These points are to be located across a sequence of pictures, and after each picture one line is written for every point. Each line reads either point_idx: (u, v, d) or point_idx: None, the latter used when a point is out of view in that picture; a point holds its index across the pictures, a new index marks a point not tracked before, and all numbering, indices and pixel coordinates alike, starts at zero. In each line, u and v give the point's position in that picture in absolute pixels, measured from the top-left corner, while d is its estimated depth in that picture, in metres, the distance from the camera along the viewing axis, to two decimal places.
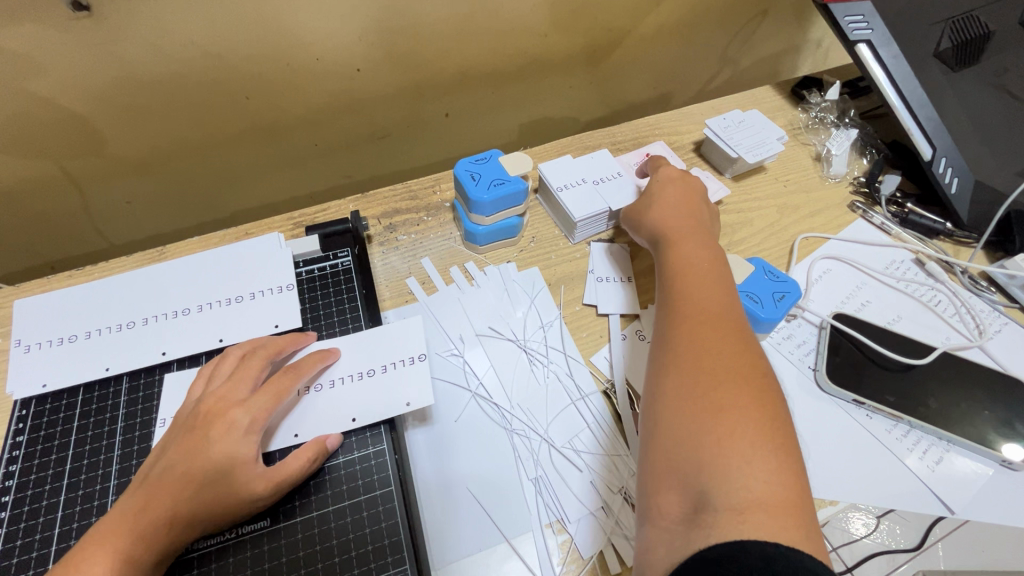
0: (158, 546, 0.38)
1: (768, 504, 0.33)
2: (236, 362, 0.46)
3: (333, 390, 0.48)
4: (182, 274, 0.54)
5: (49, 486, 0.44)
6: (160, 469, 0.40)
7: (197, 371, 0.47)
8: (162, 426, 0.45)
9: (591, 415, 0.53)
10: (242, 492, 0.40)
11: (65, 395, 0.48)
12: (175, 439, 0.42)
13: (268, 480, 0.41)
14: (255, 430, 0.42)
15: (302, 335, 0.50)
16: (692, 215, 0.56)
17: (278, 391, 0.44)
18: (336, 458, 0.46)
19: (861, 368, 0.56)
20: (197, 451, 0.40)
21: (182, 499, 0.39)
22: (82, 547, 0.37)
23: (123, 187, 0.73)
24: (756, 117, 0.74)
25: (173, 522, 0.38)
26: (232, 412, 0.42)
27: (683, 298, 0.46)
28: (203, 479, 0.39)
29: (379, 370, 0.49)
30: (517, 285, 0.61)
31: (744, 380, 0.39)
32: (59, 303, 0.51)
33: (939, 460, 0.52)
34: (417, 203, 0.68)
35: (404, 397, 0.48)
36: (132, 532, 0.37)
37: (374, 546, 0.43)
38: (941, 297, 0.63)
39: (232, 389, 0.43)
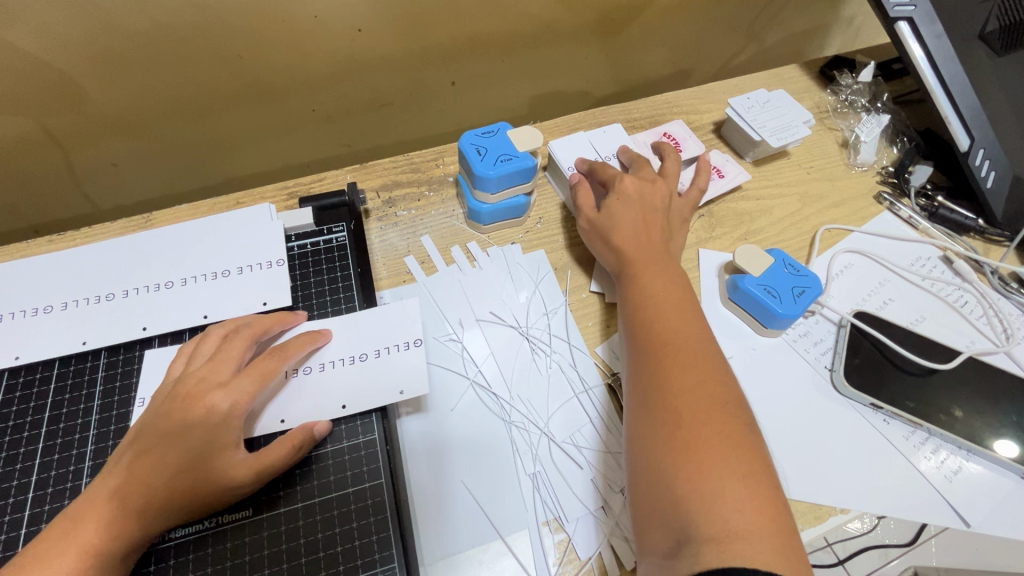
0: (128, 538, 0.36)
1: (747, 534, 0.34)
2: (218, 343, 0.43)
3: (323, 373, 0.45)
4: (167, 244, 0.51)
5: (20, 465, 0.41)
6: (132, 454, 0.38)
7: (178, 348, 0.45)
8: (141, 405, 0.43)
9: (594, 409, 0.50)
10: (221, 478, 0.38)
11: (40, 368, 0.45)
12: (149, 422, 0.39)
13: (250, 466, 0.39)
14: (238, 414, 0.39)
15: (291, 315, 0.47)
16: (652, 233, 0.53)
17: (262, 374, 0.41)
18: (323, 447, 0.44)
19: (881, 371, 0.53)
20: (175, 435, 0.38)
21: (156, 486, 0.37)
22: (47, 533, 0.36)
23: (109, 149, 0.68)
24: (782, 97, 0.70)
25: (144, 513, 0.36)
26: (211, 395, 0.39)
27: (645, 329, 0.46)
28: (181, 465, 0.37)
29: (372, 355, 0.46)
30: (521, 268, 0.59)
31: (712, 413, 0.39)
32: (36, 272, 0.48)
33: (957, 470, 0.49)
34: (419, 176, 0.65)
35: (397, 384, 0.45)
36: (100, 523, 0.35)
37: (361, 542, 0.41)
38: (968, 298, 0.60)
39: (214, 371, 0.41)
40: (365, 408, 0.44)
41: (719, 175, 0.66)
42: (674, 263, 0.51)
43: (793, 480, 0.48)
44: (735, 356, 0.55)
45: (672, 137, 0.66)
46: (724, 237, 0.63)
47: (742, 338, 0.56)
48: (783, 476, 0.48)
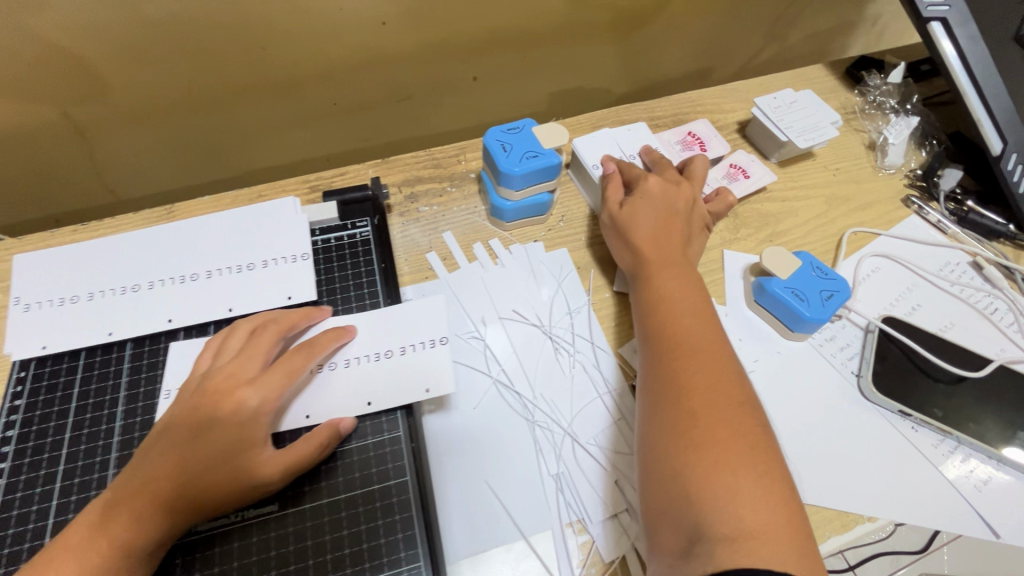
0: (158, 531, 0.36)
1: (760, 533, 0.33)
2: (245, 338, 0.43)
3: (348, 370, 0.45)
4: (192, 235, 0.50)
5: (47, 455, 0.41)
6: (160, 447, 0.38)
7: (203, 342, 0.45)
8: (167, 397, 0.43)
9: (618, 412, 0.50)
10: (251, 474, 0.38)
11: (66, 357, 0.45)
12: (177, 416, 0.39)
13: (277, 463, 0.39)
14: (267, 411, 0.39)
15: (317, 310, 0.46)
16: (671, 231, 0.52)
17: (290, 370, 0.41)
18: (349, 443, 0.43)
19: (910, 378, 0.52)
20: (205, 429, 0.38)
21: (186, 482, 0.37)
22: (81, 523, 0.36)
23: (130, 138, 0.66)
24: (809, 98, 0.69)
25: (174, 509, 0.36)
26: (240, 390, 0.39)
27: (660, 326, 0.45)
28: (209, 462, 0.37)
29: (397, 352, 0.46)
30: (544, 267, 0.58)
31: (726, 411, 0.39)
32: (62, 262, 0.48)
33: (987, 480, 0.49)
34: (440, 171, 0.65)
35: (423, 382, 0.45)
36: (131, 516, 0.36)
37: (387, 539, 0.40)
38: (999, 304, 0.59)
39: (242, 366, 0.40)
40: (388, 406, 0.44)
41: (745, 176, 0.65)
42: (690, 263, 0.51)
43: (821, 487, 0.48)
44: (760, 359, 0.54)
45: (697, 136, 0.66)
46: (748, 239, 0.63)
47: (768, 342, 0.55)
48: (810, 483, 0.48)
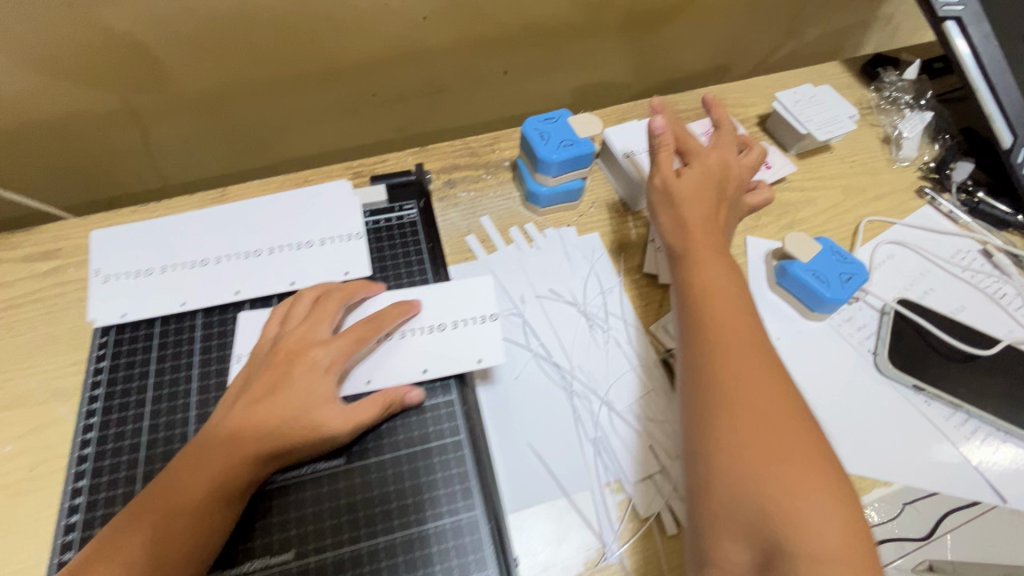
0: (243, 475, 0.39)
1: (836, 552, 0.35)
2: (310, 304, 0.47)
3: (404, 340, 0.48)
4: (254, 214, 0.54)
5: (133, 412, 0.45)
6: (241, 403, 0.41)
7: (268, 312, 0.48)
8: (239, 361, 0.46)
9: (652, 383, 0.53)
10: (322, 427, 0.41)
11: (143, 325, 0.49)
12: (253, 376, 0.43)
13: (345, 418, 0.42)
14: (334, 371, 0.43)
15: (372, 284, 0.50)
16: (719, 224, 0.53)
17: (357, 337, 0.45)
18: (408, 406, 0.47)
19: (922, 356, 0.55)
20: (281, 386, 0.42)
21: (267, 434, 0.40)
22: (173, 468, 0.39)
23: (183, 125, 0.70)
24: (828, 93, 0.72)
25: (257, 458, 0.40)
26: (312, 351, 0.43)
27: (711, 331, 0.45)
28: (286, 416, 0.41)
29: (449, 325, 0.49)
30: (577, 251, 0.61)
31: (789, 427, 0.40)
32: (135, 236, 0.51)
33: (996, 450, 0.52)
34: (476, 160, 0.68)
35: (475, 353, 0.48)
36: (219, 462, 0.39)
37: (445, 491, 0.44)
38: (1007, 290, 0.62)
39: (310, 331, 0.45)
40: (441, 372, 0.47)
41: (767, 166, 0.69)
42: (732, 262, 0.51)
43: (840, 454, 0.51)
44: (782, 337, 0.57)
45: None
46: (769, 226, 0.66)
47: (789, 322, 0.59)
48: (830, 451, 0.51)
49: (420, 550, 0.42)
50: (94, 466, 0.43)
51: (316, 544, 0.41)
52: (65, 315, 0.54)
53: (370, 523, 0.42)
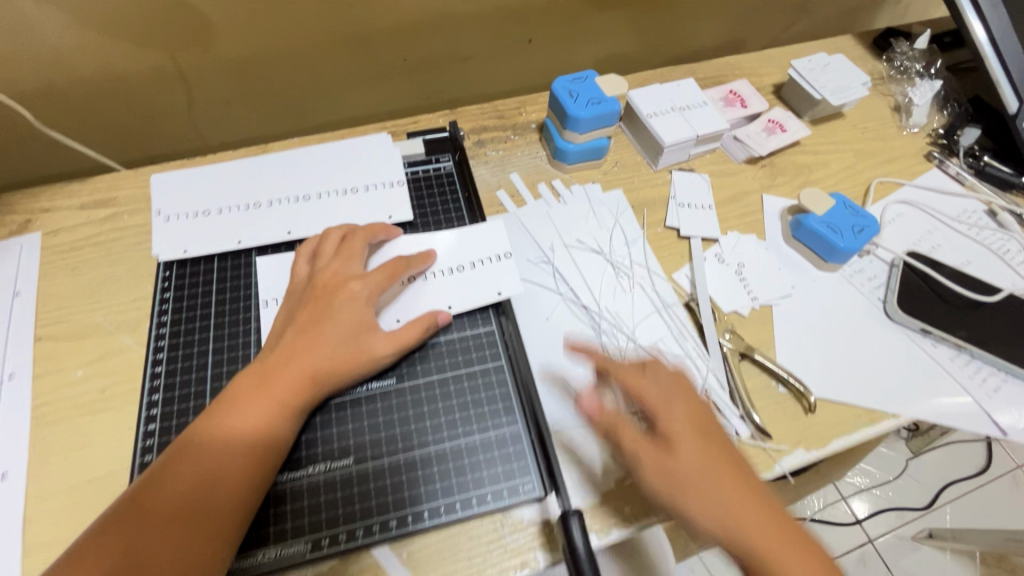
0: (307, 394, 0.44)
1: None
2: (337, 243, 0.50)
3: (430, 277, 0.52)
4: (301, 163, 0.58)
5: (198, 336, 0.50)
6: (290, 335, 0.45)
7: (292, 255, 0.52)
8: (268, 305, 0.50)
9: (675, 324, 0.56)
10: (372, 351, 0.46)
11: (202, 261, 0.53)
12: (294, 311, 0.47)
13: (391, 341, 0.47)
14: (371, 301, 0.47)
15: (390, 229, 0.53)
16: (660, 402, 0.43)
17: (387, 271, 0.49)
18: (439, 337, 0.51)
19: (929, 302, 0.59)
20: (324, 315, 0.46)
21: (321, 357, 0.44)
22: (231, 393, 0.43)
23: (224, 86, 0.73)
24: (841, 61, 0.75)
25: (315, 380, 0.44)
26: (350, 284, 0.47)
27: (667, 478, 0.40)
28: (335, 339, 0.45)
29: (468, 266, 0.53)
30: (603, 205, 0.65)
31: (767, 529, 0.39)
32: (192, 181, 0.56)
33: (997, 388, 0.55)
34: (504, 122, 0.71)
35: (495, 287, 0.52)
36: (285, 380, 0.43)
37: (489, 407, 0.48)
38: (1011, 245, 0.65)
39: (341, 267, 0.48)
40: (469, 307, 0.51)
41: (782, 130, 0.70)
42: (652, 369, 0.45)
43: (852, 389, 0.54)
44: (797, 286, 0.60)
45: (738, 95, 0.72)
46: (785, 185, 0.69)
47: (804, 273, 0.61)
48: (843, 386, 0.54)
49: (468, 458, 0.45)
50: (167, 382, 0.48)
51: (373, 451, 0.45)
52: (123, 255, 0.57)
53: (422, 434, 0.46)
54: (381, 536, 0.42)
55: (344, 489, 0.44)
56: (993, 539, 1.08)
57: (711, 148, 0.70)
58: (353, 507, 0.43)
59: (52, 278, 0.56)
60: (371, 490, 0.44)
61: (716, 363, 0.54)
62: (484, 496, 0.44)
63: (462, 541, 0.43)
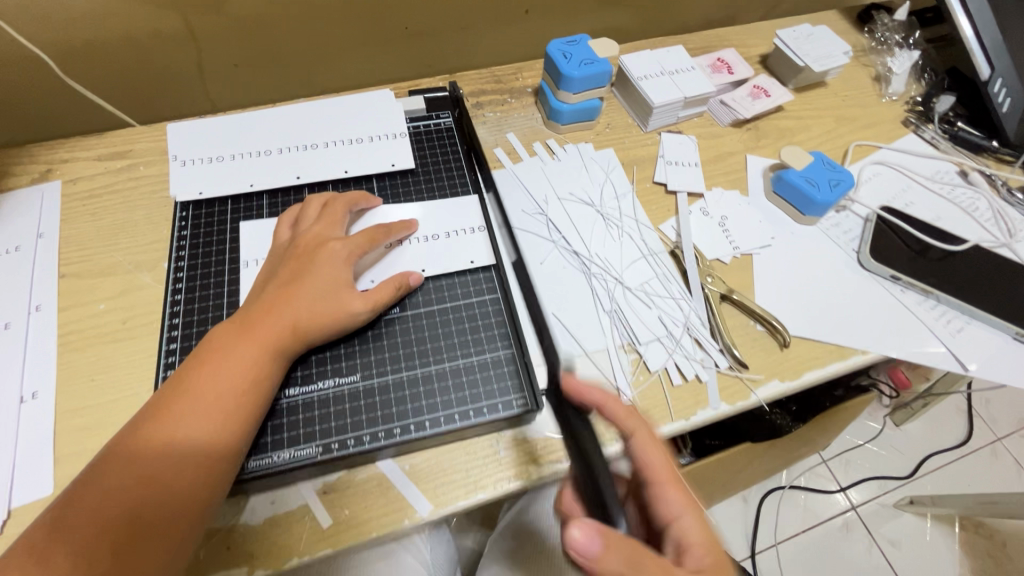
0: (301, 338, 0.46)
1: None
2: (319, 209, 0.54)
3: (407, 243, 0.55)
4: (309, 116, 0.62)
5: (214, 268, 0.53)
6: (271, 289, 0.48)
7: (275, 220, 0.55)
8: (253, 265, 0.53)
9: (661, 268, 0.60)
10: (349, 306, 0.48)
11: (217, 203, 0.56)
12: (276, 268, 0.50)
13: (365, 300, 0.49)
14: (350, 259, 0.50)
15: (370, 198, 0.57)
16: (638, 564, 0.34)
17: (366, 235, 0.52)
18: (413, 299, 0.53)
19: (899, 252, 0.63)
20: (305, 270, 0.48)
21: (300, 310, 0.46)
22: (210, 342, 0.44)
23: (234, 49, 0.76)
24: (825, 31, 0.78)
25: (295, 330, 0.46)
26: (330, 243, 0.50)
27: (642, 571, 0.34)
28: (314, 293, 0.47)
29: (443, 235, 0.56)
30: (595, 162, 0.68)
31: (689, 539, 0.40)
32: (207, 130, 0.60)
33: (960, 329, 0.59)
34: (502, 85, 0.75)
35: (467, 257, 0.55)
36: (280, 319, 0.45)
37: (485, 333, 0.52)
38: (979, 203, 0.69)
39: (320, 229, 0.51)
40: (444, 270, 0.54)
41: (766, 95, 0.74)
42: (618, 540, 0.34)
43: (824, 327, 0.58)
44: (777, 237, 0.64)
45: (725, 62, 0.75)
46: (769, 147, 0.73)
47: (783, 225, 0.65)
48: (816, 325, 0.58)
49: (465, 376, 0.49)
50: (186, 309, 0.51)
51: (379, 369, 0.49)
52: (140, 202, 0.60)
53: (423, 355, 0.50)
54: (386, 442, 0.46)
55: (352, 402, 0.47)
56: (968, 502, 1.13)
57: (698, 112, 0.73)
58: (360, 417, 0.47)
59: (74, 222, 0.59)
60: (376, 404, 0.47)
61: (697, 302, 0.57)
62: (481, 409, 0.48)
63: (460, 452, 0.48)
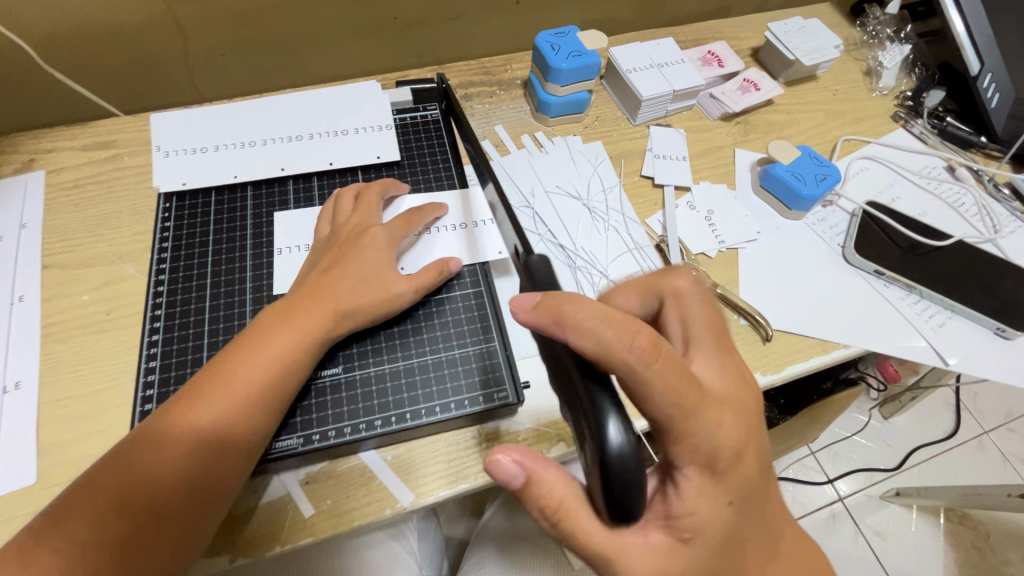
0: (334, 329, 0.46)
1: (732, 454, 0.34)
2: (353, 200, 0.55)
3: (442, 231, 0.57)
4: (294, 107, 0.62)
5: (197, 260, 0.53)
6: (318, 275, 0.49)
7: (315, 211, 0.56)
8: (285, 252, 0.54)
9: (646, 262, 0.60)
10: (396, 288, 0.49)
11: (200, 195, 0.57)
12: (319, 257, 0.51)
13: (411, 281, 0.50)
14: (392, 244, 0.51)
15: (399, 186, 0.57)
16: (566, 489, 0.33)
17: (407, 219, 0.53)
18: (450, 287, 0.54)
19: (884, 246, 0.63)
20: (351, 255, 0.49)
21: (343, 295, 0.47)
22: (259, 327, 0.45)
23: (220, 38, 0.75)
24: (816, 25, 0.78)
25: (338, 314, 0.47)
26: (371, 229, 0.51)
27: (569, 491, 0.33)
28: (360, 278, 0.48)
29: (474, 224, 0.58)
30: (582, 155, 0.68)
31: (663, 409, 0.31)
32: (192, 120, 0.59)
33: (942, 324, 0.60)
34: (491, 77, 0.74)
35: (496, 247, 0.57)
36: (327, 310, 0.46)
37: (468, 327, 0.52)
38: (966, 199, 0.69)
39: (362, 219, 0.53)
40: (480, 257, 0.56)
41: (756, 89, 0.73)
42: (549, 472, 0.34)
43: (807, 321, 0.58)
44: (763, 231, 0.64)
45: (716, 55, 0.75)
46: (758, 141, 0.72)
47: (769, 219, 0.65)
48: (798, 319, 0.58)
49: (448, 369, 0.50)
50: (168, 301, 0.51)
51: (359, 362, 0.49)
52: (124, 193, 0.60)
53: (406, 347, 0.50)
54: (367, 433, 0.46)
55: (333, 394, 0.48)
56: (953, 493, 1.14)
57: (688, 105, 0.73)
58: (342, 409, 0.47)
59: (57, 212, 0.58)
60: (358, 395, 0.48)
61: None
62: (462, 402, 0.48)
63: (440, 444, 0.48)
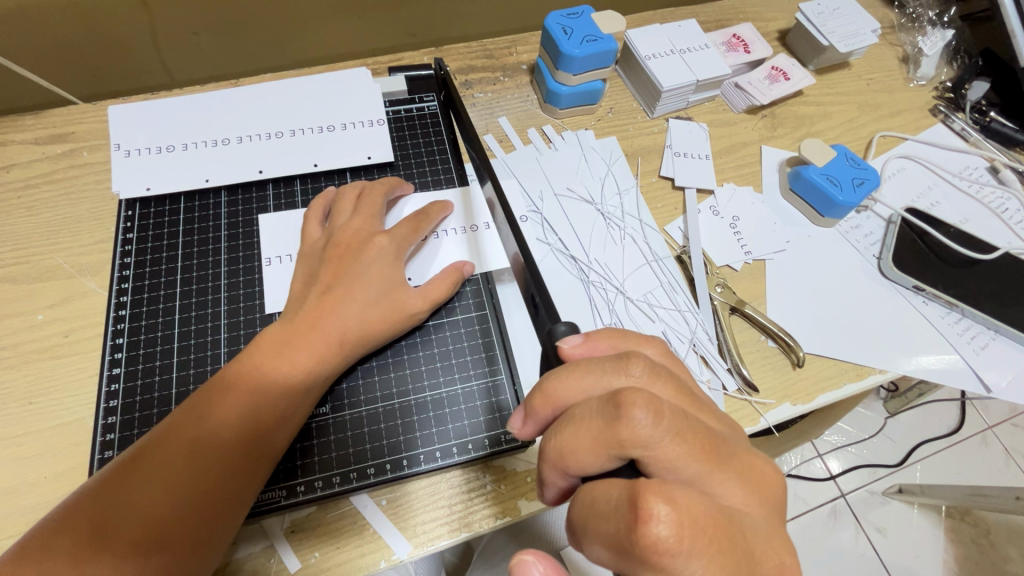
0: (333, 363, 0.42)
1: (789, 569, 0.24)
2: (355, 201, 0.48)
3: (449, 236, 0.51)
4: (273, 99, 0.55)
5: (165, 279, 0.48)
6: (316, 296, 0.43)
7: (304, 213, 0.50)
8: (270, 264, 0.49)
9: (665, 276, 0.55)
10: (409, 308, 0.45)
11: (168, 201, 0.51)
12: (316, 270, 0.45)
13: (424, 298, 0.46)
14: (400, 256, 0.46)
15: (402, 184, 0.51)
16: None
17: (415, 225, 0.48)
18: (452, 306, 0.49)
19: (923, 258, 0.58)
20: (351, 272, 0.44)
21: (351, 319, 0.42)
22: (253, 359, 0.41)
23: (191, 13, 0.67)
24: (852, 5, 0.70)
25: (343, 342, 0.42)
26: (376, 238, 0.45)
27: None
28: (373, 298, 0.43)
29: (483, 227, 0.52)
30: (595, 153, 0.62)
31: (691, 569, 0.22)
32: (158, 114, 0.53)
33: (985, 346, 0.55)
34: (493, 62, 0.67)
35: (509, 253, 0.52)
36: (326, 339, 0.41)
37: (472, 356, 0.47)
38: (1010, 204, 0.64)
39: (364, 223, 0.46)
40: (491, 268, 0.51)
41: (785, 78, 0.66)
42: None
43: (839, 344, 0.53)
44: (793, 240, 0.59)
45: (741, 39, 0.67)
46: (786, 137, 0.66)
47: (800, 227, 0.60)
48: (829, 341, 0.53)
49: (449, 407, 0.45)
50: (132, 326, 0.47)
51: (350, 401, 0.44)
52: (81, 194, 0.53)
53: (401, 383, 0.45)
54: (357, 484, 0.42)
55: (319, 439, 0.43)
56: (958, 493, 1.11)
57: (710, 96, 0.66)
58: (329, 456, 0.42)
59: (4, 216, 0.51)
60: (349, 439, 0.43)
61: (699, 316, 0.53)
62: (466, 445, 0.44)
63: (442, 488, 0.43)
